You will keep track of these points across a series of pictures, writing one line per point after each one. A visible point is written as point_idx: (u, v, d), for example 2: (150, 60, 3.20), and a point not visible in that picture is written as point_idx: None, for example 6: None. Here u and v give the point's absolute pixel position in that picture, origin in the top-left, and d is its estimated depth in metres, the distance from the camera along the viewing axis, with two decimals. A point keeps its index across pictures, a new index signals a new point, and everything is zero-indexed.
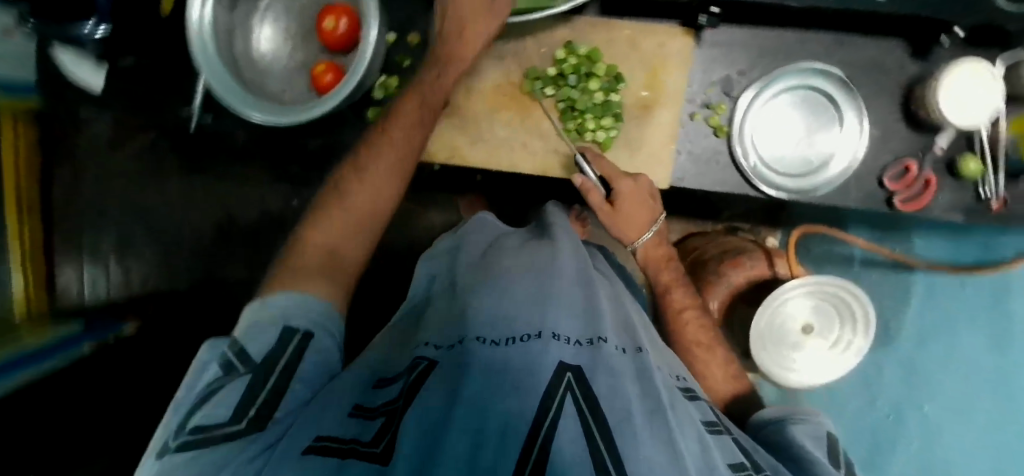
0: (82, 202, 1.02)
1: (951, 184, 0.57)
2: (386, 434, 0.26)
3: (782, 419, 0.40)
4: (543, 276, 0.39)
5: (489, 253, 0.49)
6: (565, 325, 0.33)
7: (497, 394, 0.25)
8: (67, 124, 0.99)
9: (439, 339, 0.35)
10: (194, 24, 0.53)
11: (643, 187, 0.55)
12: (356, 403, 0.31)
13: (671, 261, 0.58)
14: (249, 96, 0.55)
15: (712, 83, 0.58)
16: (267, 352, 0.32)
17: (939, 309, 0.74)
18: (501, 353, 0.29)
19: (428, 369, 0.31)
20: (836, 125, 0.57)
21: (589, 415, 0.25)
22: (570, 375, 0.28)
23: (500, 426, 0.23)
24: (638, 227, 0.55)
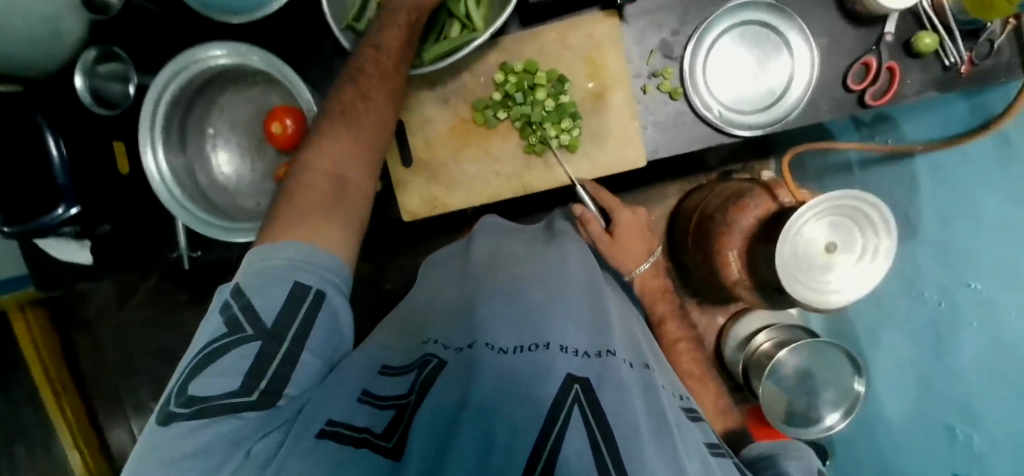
0: (131, 356, 1.18)
1: (915, 64, 0.56)
2: (397, 427, 0.33)
3: (773, 455, 0.41)
4: (550, 290, 0.46)
5: (497, 256, 0.56)
6: (572, 339, 0.39)
7: (510, 404, 0.31)
8: (73, 300, 1.16)
9: (446, 338, 0.43)
10: (154, 174, 0.55)
11: (640, 220, 0.62)
12: (366, 388, 0.37)
13: (666, 293, 0.64)
14: (226, 222, 0.56)
15: (651, 52, 0.57)
16: (276, 316, 0.37)
17: (949, 182, 0.69)
18: (508, 361, 0.36)
19: (439, 368, 0.37)
20: (784, 50, 0.57)
21: (594, 422, 0.30)
22: (578, 386, 0.33)
23: (508, 434, 0.29)
24: (637, 257, 0.60)
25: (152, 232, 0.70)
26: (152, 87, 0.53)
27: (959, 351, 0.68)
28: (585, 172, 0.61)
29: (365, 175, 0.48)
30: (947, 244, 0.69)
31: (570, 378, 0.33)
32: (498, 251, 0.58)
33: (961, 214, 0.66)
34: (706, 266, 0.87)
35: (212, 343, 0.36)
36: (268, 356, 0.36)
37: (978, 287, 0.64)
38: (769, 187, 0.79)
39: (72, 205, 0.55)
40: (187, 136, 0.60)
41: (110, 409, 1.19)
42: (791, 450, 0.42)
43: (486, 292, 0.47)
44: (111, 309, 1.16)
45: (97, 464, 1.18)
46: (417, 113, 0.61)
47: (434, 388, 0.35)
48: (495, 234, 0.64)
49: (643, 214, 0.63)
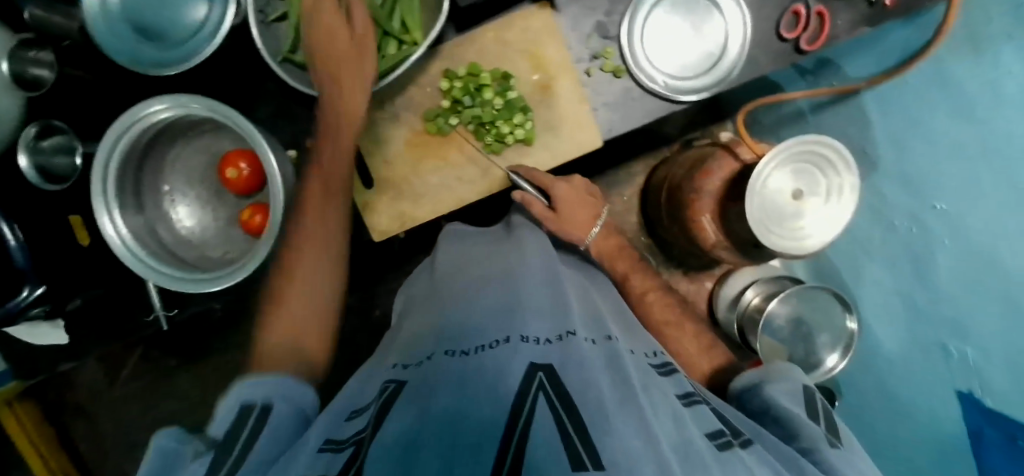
0: (121, 434, 1.17)
1: (842, 5, 0.58)
2: (352, 465, 0.28)
3: (759, 384, 0.42)
4: (509, 288, 0.50)
5: (458, 266, 0.60)
6: (532, 329, 0.43)
7: (469, 404, 0.31)
8: (60, 386, 1.16)
9: (405, 360, 0.44)
10: (115, 239, 0.53)
11: (577, 188, 0.64)
12: (327, 438, 0.33)
13: (622, 249, 0.69)
14: (196, 274, 0.55)
15: (588, 35, 0.59)
16: (226, 430, 0.33)
17: (903, 108, 0.70)
18: (472, 361, 0.38)
19: (399, 390, 0.37)
20: (716, 12, 0.59)
21: (560, 405, 0.32)
22: (542, 374, 0.35)
23: (478, 434, 0.28)
24: (584, 226, 0.64)
25: (127, 300, 0.69)
26: (98, 153, 0.51)
27: (936, 274, 0.68)
28: (545, 162, 0.61)
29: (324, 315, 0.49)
30: (917, 168, 0.68)
31: (532, 368, 0.36)
32: (463, 259, 0.61)
33: (919, 139, 0.67)
34: (684, 235, 0.89)
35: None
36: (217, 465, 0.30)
37: (943, 206, 0.65)
38: (729, 147, 0.81)
39: (37, 286, 0.55)
40: (143, 195, 0.59)
41: None
42: (775, 374, 0.42)
43: (450, 307, 0.50)
44: (102, 388, 1.15)
45: None
46: (370, 132, 0.61)
47: (396, 406, 0.34)
48: (458, 243, 0.67)
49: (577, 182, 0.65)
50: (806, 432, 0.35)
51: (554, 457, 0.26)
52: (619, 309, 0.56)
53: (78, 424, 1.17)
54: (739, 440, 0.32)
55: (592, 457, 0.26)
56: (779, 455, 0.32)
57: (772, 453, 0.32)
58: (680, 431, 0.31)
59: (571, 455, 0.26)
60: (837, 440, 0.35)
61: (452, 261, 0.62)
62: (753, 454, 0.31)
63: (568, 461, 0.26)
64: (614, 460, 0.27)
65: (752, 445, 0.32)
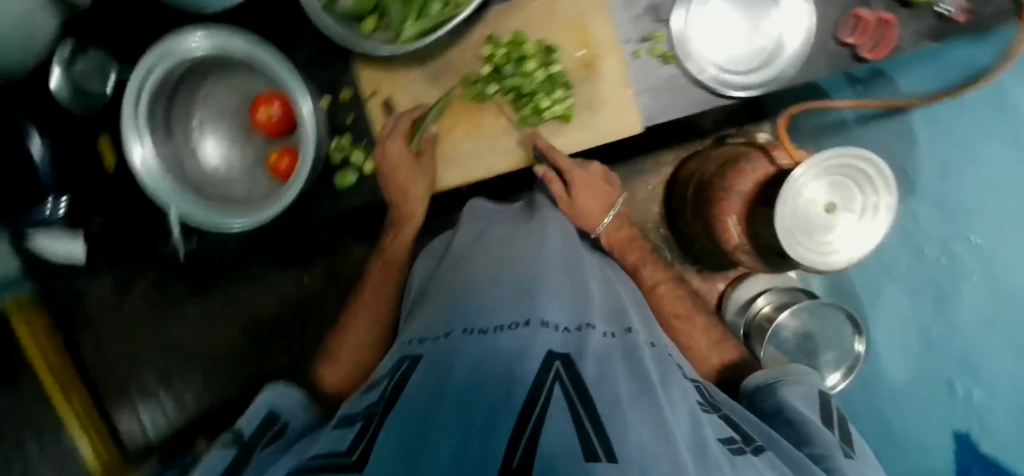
0: (125, 352, 1.23)
1: (907, 15, 0.55)
2: (360, 442, 0.31)
3: (774, 384, 0.43)
4: (530, 270, 0.50)
5: (478, 239, 0.61)
6: (552, 316, 0.44)
7: (481, 390, 0.33)
8: (71, 297, 1.20)
9: (427, 333, 0.46)
10: (141, 166, 0.53)
11: (596, 173, 0.64)
12: (342, 414, 0.39)
13: (633, 241, 0.66)
14: (220, 210, 0.55)
15: (637, 18, 0.56)
16: (253, 430, 0.43)
17: (950, 135, 0.73)
18: (489, 340, 0.40)
19: (414, 365, 0.41)
20: (776, 7, 0.56)
21: (575, 393, 0.33)
22: (559, 362, 0.36)
23: (486, 419, 0.29)
24: (597, 216, 0.63)
25: (145, 225, 0.68)
26: (132, 79, 0.51)
27: (958, 310, 0.71)
28: (578, 141, 0.60)
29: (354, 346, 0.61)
30: (948, 198, 0.72)
31: (550, 356, 0.37)
32: (482, 234, 0.62)
33: (964, 170, 0.71)
34: (706, 232, 0.88)
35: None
36: (246, 454, 0.39)
37: (978, 240, 0.69)
38: (766, 149, 0.80)
39: None
40: (173, 126, 0.59)
41: (116, 399, 1.23)
42: (793, 377, 0.43)
43: (467, 285, 0.51)
44: (111, 305, 1.21)
45: (108, 453, 1.19)
46: (409, 88, 0.60)
47: (409, 388, 0.37)
48: (483, 220, 0.66)
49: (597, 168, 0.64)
50: (822, 439, 0.36)
51: (568, 446, 0.27)
52: (639, 301, 0.56)
53: (86, 337, 1.21)
54: (750, 447, 0.33)
55: (604, 447, 0.27)
56: (790, 461, 0.33)
57: (782, 457, 0.33)
58: (696, 433, 0.32)
59: (583, 443, 0.27)
60: (851, 451, 0.36)
61: (470, 237, 0.63)
62: (764, 459, 0.31)
63: (581, 449, 0.27)
64: (628, 452, 0.28)
65: (764, 453, 0.33)
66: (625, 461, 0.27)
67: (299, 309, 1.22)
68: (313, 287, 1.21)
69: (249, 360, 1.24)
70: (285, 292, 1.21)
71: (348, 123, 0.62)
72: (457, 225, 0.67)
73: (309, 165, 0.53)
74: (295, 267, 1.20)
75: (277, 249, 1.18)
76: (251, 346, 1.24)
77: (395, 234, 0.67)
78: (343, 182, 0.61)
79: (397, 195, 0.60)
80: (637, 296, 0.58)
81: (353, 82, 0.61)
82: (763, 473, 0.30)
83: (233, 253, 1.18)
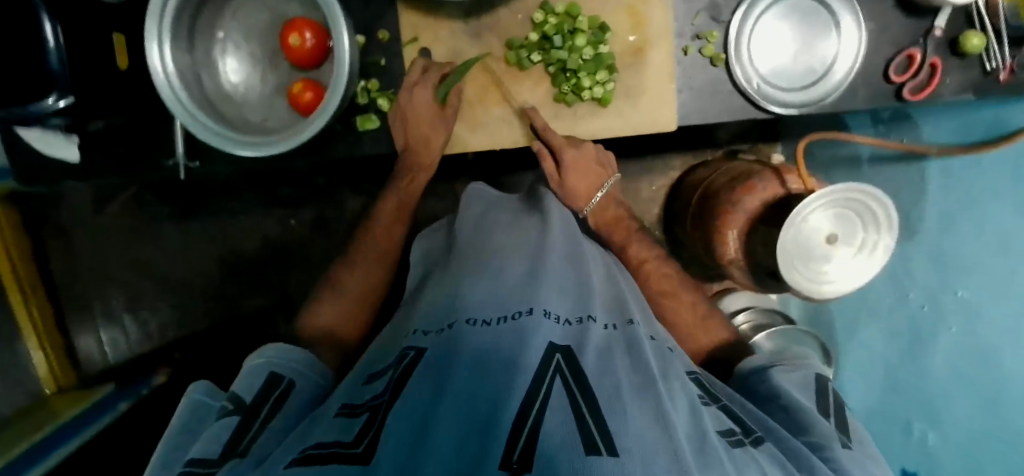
0: (94, 268, 1.20)
1: (957, 63, 0.57)
2: (366, 434, 0.32)
3: (770, 370, 0.48)
4: (536, 259, 0.50)
5: (481, 226, 0.61)
6: (554, 306, 0.44)
7: (482, 381, 0.33)
8: (46, 200, 1.16)
9: (427, 326, 0.47)
10: (159, 69, 0.50)
11: (590, 153, 0.62)
12: (344, 404, 0.40)
13: (621, 221, 0.65)
14: (233, 133, 0.52)
15: (697, 12, 0.58)
16: (255, 392, 0.42)
17: (962, 191, 0.73)
18: (493, 331, 0.40)
19: (418, 357, 0.41)
20: (833, 29, 0.57)
21: (575, 387, 0.33)
22: (559, 356, 0.37)
23: (488, 410, 0.30)
24: (585, 194, 0.63)
25: (149, 137, 0.66)
26: None
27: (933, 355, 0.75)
28: (613, 128, 0.61)
29: (358, 309, 0.61)
30: (942, 248, 0.74)
31: (550, 349, 0.38)
32: (483, 222, 0.62)
33: (965, 225, 0.73)
34: (703, 242, 0.89)
35: (191, 435, 0.39)
36: (248, 422, 0.38)
37: (964, 294, 0.73)
38: (779, 171, 0.79)
39: (65, 97, 0.48)
40: (195, 36, 0.56)
41: (77, 314, 1.21)
42: (785, 366, 0.49)
43: (472, 270, 0.51)
44: (88, 215, 1.18)
45: (61, 369, 1.17)
46: (458, 39, 0.61)
47: (412, 378, 0.37)
48: (483, 204, 0.69)
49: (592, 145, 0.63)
50: (819, 428, 0.40)
51: (567, 441, 0.27)
52: (639, 297, 0.56)
53: (57, 245, 1.18)
54: (751, 438, 0.36)
55: (604, 439, 0.28)
56: (790, 454, 0.36)
57: (783, 449, 0.37)
58: (697, 430, 0.32)
59: (584, 436, 0.28)
60: (848, 440, 0.40)
61: (470, 228, 0.62)
62: (763, 451, 0.34)
63: (580, 443, 0.27)
64: (627, 444, 0.28)
65: (764, 444, 0.35)
66: (625, 454, 0.27)
67: (281, 252, 1.19)
68: (299, 231, 1.18)
69: (222, 295, 1.21)
70: (271, 232, 1.18)
71: (381, 65, 0.61)
72: (460, 206, 0.69)
73: (334, 105, 0.51)
74: (282, 210, 1.17)
75: (269, 185, 1.15)
76: (225, 282, 1.20)
77: (411, 180, 0.66)
78: (365, 125, 0.61)
79: (416, 136, 0.60)
80: (636, 289, 0.58)
81: (391, 24, 0.60)
82: (763, 466, 0.32)
83: (222, 183, 1.15)
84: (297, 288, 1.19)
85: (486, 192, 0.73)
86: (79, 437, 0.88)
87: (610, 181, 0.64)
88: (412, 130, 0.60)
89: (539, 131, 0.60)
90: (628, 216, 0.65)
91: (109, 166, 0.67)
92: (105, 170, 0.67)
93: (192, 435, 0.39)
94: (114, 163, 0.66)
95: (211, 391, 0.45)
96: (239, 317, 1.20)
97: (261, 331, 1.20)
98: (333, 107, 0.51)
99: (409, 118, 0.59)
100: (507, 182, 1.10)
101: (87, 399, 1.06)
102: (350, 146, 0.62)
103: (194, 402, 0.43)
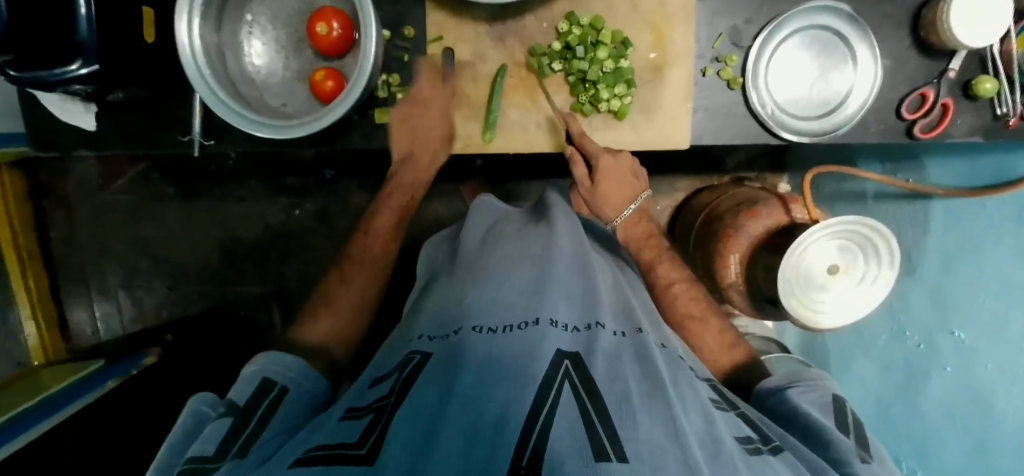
0: (93, 242, 1.20)
1: (967, 105, 0.58)
2: (370, 435, 0.34)
3: (786, 389, 0.50)
4: (542, 266, 0.51)
5: (487, 239, 0.62)
6: (560, 314, 0.44)
7: (490, 388, 0.33)
8: (53, 169, 1.16)
9: (433, 333, 0.48)
10: (186, 46, 0.51)
11: (626, 164, 0.62)
12: (349, 407, 0.41)
13: (644, 225, 0.64)
14: (250, 115, 0.53)
15: (719, 36, 0.60)
16: (248, 397, 0.44)
17: (965, 232, 0.67)
18: (498, 340, 0.40)
19: (423, 362, 0.42)
20: (850, 61, 0.58)
21: (584, 392, 0.34)
22: (568, 362, 0.37)
23: (496, 417, 0.30)
24: (618, 205, 0.62)
25: (166, 112, 0.66)
26: None
27: (925, 393, 0.73)
28: (626, 141, 0.63)
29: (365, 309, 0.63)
30: (942, 279, 0.70)
31: (560, 355, 0.38)
32: (489, 235, 0.63)
33: (968, 266, 0.66)
34: (704, 265, 0.89)
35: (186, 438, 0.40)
36: (240, 427, 0.40)
37: (961, 335, 0.67)
38: (785, 200, 0.79)
39: (88, 64, 0.49)
40: (224, 15, 0.57)
41: (73, 288, 1.21)
42: (806, 382, 0.51)
43: (476, 282, 0.51)
44: (93, 190, 1.18)
45: (52, 343, 1.18)
46: (484, 40, 0.62)
47: (417, 382, 0.38)
48: (492, 214, 0.70)
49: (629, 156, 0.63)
50: (839, 446, 0.41)
51: (577, 443, 0.28)
52: (649, 307, 0.56)
53: (58, 215, 1.18)
54: (769, 447, 0.37)
55: (613, 444, 0.28)
56: (809, 464, 0.38)
57: (802, 460, 0.38)
58: (711, 435, 0.33)
59: (594, 443, 0.28)
60: (867, 456, 0.42)
61: (475, 239, 0.63)
62: (780, 458, 0.36)
63: (591, 449, 0.28)
64: (638, 450, 0.28)
65: (781, 453, 0.37)
66: (634, 460, 0.27)
67: (282, 241, 1.19)
68: (302, 222, 1.18)
69: (219, 280, 1.20)
70: (273, 220, 1.18)
71: (404, 61, 0.62)
72: (466, 216, 0.70)
73: (355, 95, 0.51)
74: (287, 199, 1.17)
75: (276, 171, 1.15)
76: (224, 268, 1.20)
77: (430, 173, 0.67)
78: (383, 115, 0.62)
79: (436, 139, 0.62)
80: (648, 300, 0.58)
81: (417, 22, 0.62)
82: (777, 471, 0.34)
83: (229, 168, 1.15)
84: (294, 278, 1.19)
85: (496, 204, 0.73)
86: (46, 422, 0.84)
87: (647, 193, 0.63)
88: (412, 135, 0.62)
89: (574, 137, 0.62)
90: (660, 233, 0.64)
91: (122, 141, 0.67)
92: (118, 144, 0.67)
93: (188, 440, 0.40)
94: (128, 138, 0.67)
95: (206, 395, 0.46)
96: (230, 304, 1.21)
97: (252, 320, 1.20)
98: (345, 107, 0.51)
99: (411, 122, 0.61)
100: (514, 190, 1.11)
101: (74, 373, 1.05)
102: (365, 138, 0.64)
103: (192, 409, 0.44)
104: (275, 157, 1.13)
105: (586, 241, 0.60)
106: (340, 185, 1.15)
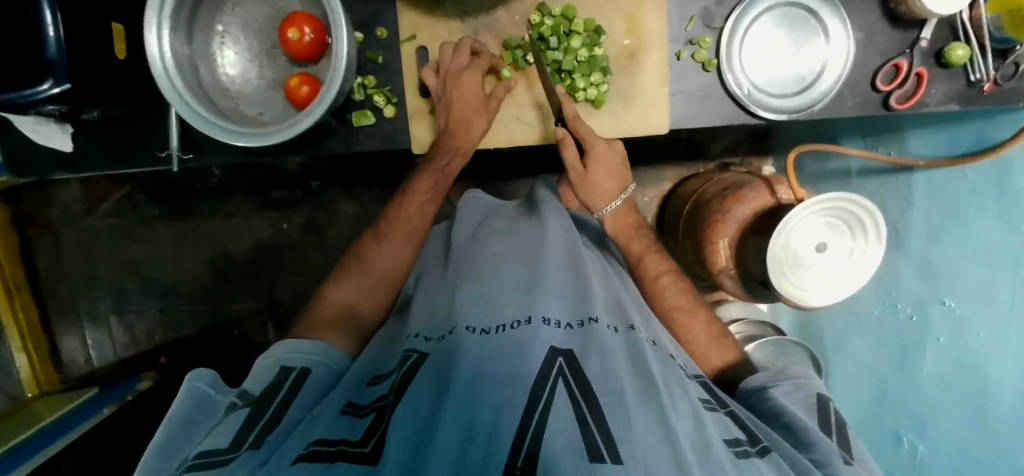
0: (81, 268, 1.19)
1: (942, 74, 0.59)
2: (373, 433, 0.34)
3: (768, 387, 0.50)
4: (534, 263, 0.51)
5: (478, 234, 0.62)
6: (553, 312, 0.44)
7: (484, 388, 0.33)
8: (36, 197, 1.14)
9: (428, 332, 0.47)
10: (156, 59, 0.50)
11: (615, 152, 0.61)
12: (350, 401, 0.41)
13: (640, 230, 0.64)
14: (224, 124, 0.52)
15: (691, 18, 0.60)
16: (263, 387, 0.43)
17: (945, 200, 0.68)
18: (493, 340, 0.39)
19: (421, 361, 0.41)
20: (819, 36, 0.59)
21: (579, 391, 0.33)
22: (563, 360, 0.36)
23: (493, 418, 0.29)
24: (607, 194, 0.62)
25: (144, 129, 0.66)
26: None
27: (921, 368, 0.73)
28: (606, 129, 0.63)
29: None
30: (934, 257, 0.69)
31: (553, 353, 0.37)
32: (479, 230, 0.63)
33: (954, 236, 0.66)
34: (694, 252, 0.89)
35: (193, 432, 0.39)
36: (260, 411, 0.40)
37: (951, 304, 0.67)
38: (769, 182, 0.79)
39: (60, 84, 0.47)
40: (194, 26, 0.56)
41: (62, 316, 1.20)
42: (789, 381, 0.51)
43: (466, 281, 0.50)
44: (77, 216, 1.16)
45: (45, 374, 1.16)
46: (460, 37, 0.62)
47: (414, 380, 0.38)
48: (482, 211, 0.69)
49: (618, 145, 0.62)
50: (822, 447, 0.41)
51: (572, 445, 0.28)
52: (639, 302, 0.57)
53: (44, 244, 1.17)
54: (757, 448, 0.37)
55: (608, 445, 0.28)
56: (792, 464, 0.38)
57: (788, 460, 0.39)
58: (703, 439, 0.33)
59: (589, 443, 0.28)
60: (850, 458, 0.42)
61: (467, 235, 0.63)
62: (767, 461, 0.36)
63: (585, 451, 0.27)
64: (632, 450, 0.28)
65: (768, 453, 0.37)
66: (629, 461, 0.27)
67: (273, 255, 1.18)
68: (290, 234, 1.17)
69: (210, 299, 1.19)
70: (262, 235, 1.17)
71: (379, 62, 0.62)
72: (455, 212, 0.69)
73: (329, 99, 0.51)
74: (275, 213, 1.16)
75: (262, 185, 1.14)
76: (215, 286, 1.19)
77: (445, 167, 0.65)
78: (360, 119, 0.62)
79: (457, 123, 0.60)
80: (635, 296, 0.58)
81: (390, 23, 0.62)
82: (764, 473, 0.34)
83: (214, 185, 1.14)
84: (286, 292, 1.18)
85: (483, 200, 0.72)
86: (47, 450, 0.85)
87: (631, 187, 0.63)
88: (454, 113, 0.59)
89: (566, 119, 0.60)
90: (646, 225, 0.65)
91: (99, 161, 0.67)
92: (96, 164, 0.67)
93: (198, 433, 0.39)
94: (106, 158, 0.66)
95: (212, 378, 0.45)
96: (222, 323, 1.19)
97: (244, 338, 1.19)
98: (319, 112, 0.51)
99: (455, 102, 0.59)
100: (502, 189, 1.11)
101: (70, 401, 1.04)
102: (344, 142, 0.63)
103: (194, 392, 0.43)
104: (259, 170, 1.12)
105: (580, 240, 0.61)
106: (326, 195, 1.14)
